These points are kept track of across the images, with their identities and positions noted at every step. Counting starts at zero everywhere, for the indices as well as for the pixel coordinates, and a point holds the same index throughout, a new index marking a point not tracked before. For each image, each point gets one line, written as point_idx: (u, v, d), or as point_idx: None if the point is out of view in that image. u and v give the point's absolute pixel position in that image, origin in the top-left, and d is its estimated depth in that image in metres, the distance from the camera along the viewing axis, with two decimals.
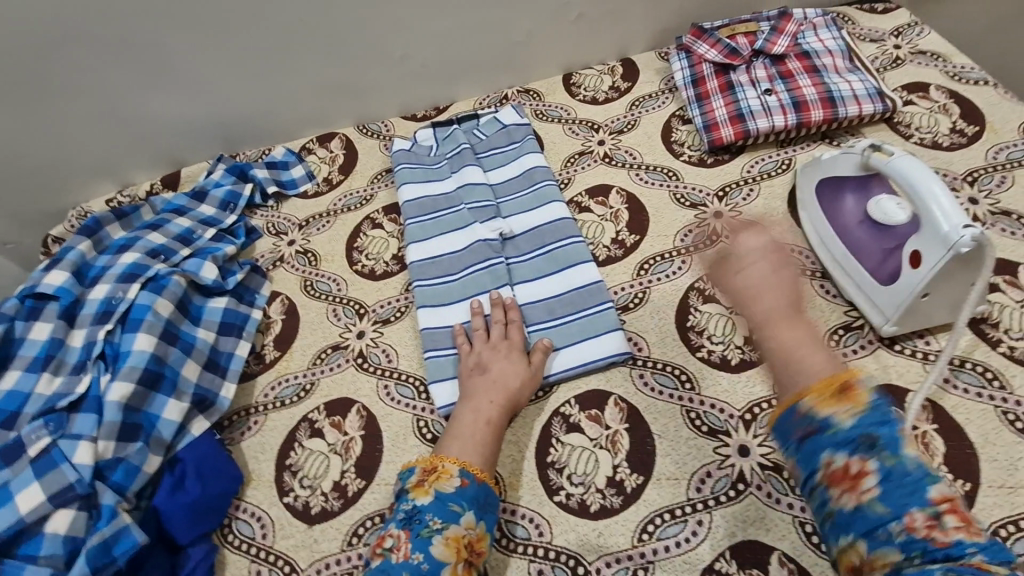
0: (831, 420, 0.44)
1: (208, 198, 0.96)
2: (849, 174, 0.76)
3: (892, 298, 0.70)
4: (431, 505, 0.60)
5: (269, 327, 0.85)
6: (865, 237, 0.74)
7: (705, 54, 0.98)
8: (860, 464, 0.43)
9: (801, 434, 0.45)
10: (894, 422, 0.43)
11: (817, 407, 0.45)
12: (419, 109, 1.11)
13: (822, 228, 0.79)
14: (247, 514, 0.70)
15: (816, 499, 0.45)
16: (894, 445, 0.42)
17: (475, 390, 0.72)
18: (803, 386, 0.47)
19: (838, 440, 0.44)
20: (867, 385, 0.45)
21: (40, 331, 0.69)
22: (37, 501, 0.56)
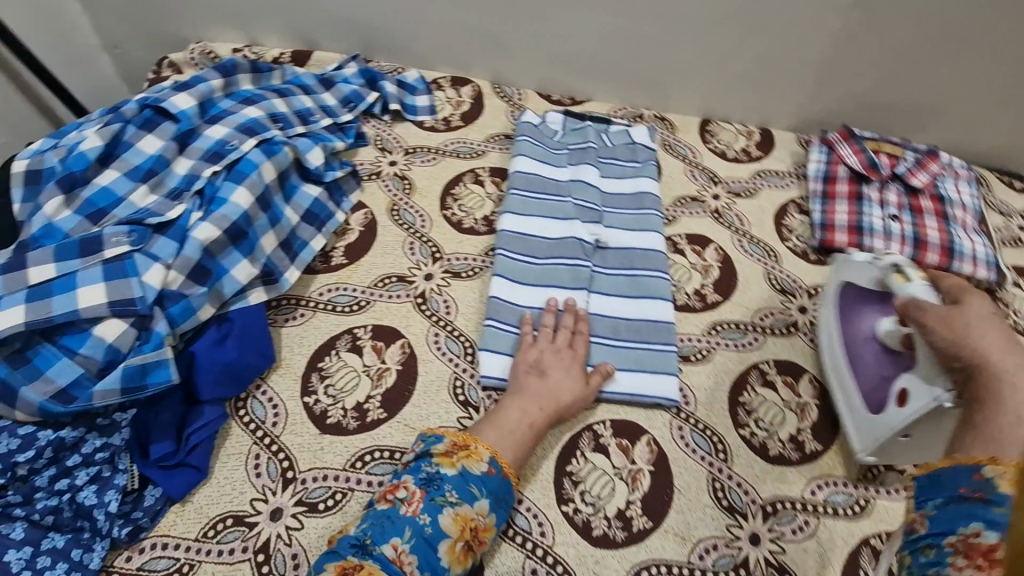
0: (1008, 500, 0.42)
1: (334, 89, 0.96)
2: (868, 287, 0.74)
3: (873, 429, 0.68)
4: (453, 478, 0.61)
5: (344, 233, 0.84)
6: (871, 360, 0.72)
7: (846, 157, 0.98)
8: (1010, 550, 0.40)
9: (965, 493, 0.44)
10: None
11: (1003, 483, 0.42)
12: (554, 92, 1.10)
13: (830, 332, 0.78)
14: (264, 397, 0.69)
15: (928, 551, 0.44)
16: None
17: (528, 389, 0.71)
18: (995, 453, 0.44)
19: (1002, 520, 0.41)
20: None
21: (150, 143, 0.67)
22: (98, 301, 0.55)
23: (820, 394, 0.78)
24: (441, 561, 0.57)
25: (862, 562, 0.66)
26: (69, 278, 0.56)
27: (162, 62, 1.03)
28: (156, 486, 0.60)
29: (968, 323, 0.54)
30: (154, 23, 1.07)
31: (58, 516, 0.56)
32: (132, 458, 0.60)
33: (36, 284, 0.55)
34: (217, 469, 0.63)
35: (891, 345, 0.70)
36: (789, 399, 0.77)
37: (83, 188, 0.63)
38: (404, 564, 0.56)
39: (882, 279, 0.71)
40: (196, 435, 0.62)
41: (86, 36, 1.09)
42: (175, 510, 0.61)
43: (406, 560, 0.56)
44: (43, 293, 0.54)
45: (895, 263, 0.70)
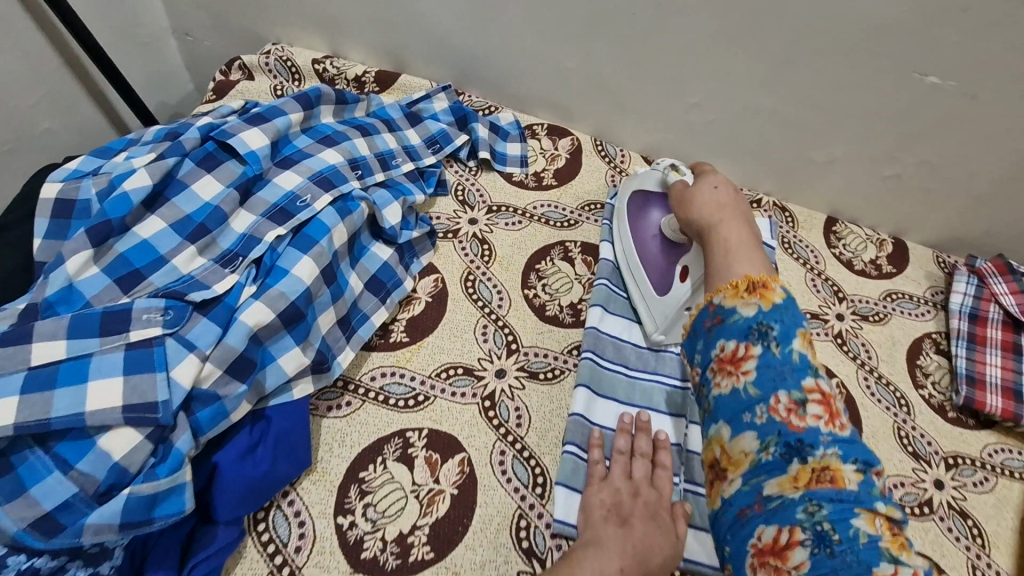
0: (734, 312, 0.49)
1: (420, 127, 0.84)
2: (653, 189, 0.78)
3: (664, 307, 0.73)
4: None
5: (409, 304, 0.72)
6: (655, 249, 0.76)
7: (1001, 296, 0.82)
8: (746, 349, 0.47)
9: (708, 326, 0.51)
10: (793, 323, 0.48)
11: (723, 301, 0.50)
12: (664, 159, 0.96)
13: (624, 232, 0.80)
14: (290, 509, 0.57)
15: (705, 391, 0.49)
16: (783, 337, 0.47)
17: (601, 535, 0.55)
18: (719, 285, 0.52)
19: (733, 328, 0.48)
20: (782, 290, 0.49)
21: (208, 188, 0.55)
22: (110, 405, 0.43)
23: None
24: None
25: None
26: (80, 367, 0.43)
27: (235, 62, 0.93)
28: None
29: (689, 198, 0.64)
30: (233, 16, 0.96)
31: None
32: None
33: (36, 370, 0.43)
34: None
35: (671, 235, 0.74)
36: None
37: (118, 237, 0.50)
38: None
39: (665, 179, 0.77)
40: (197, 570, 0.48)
41: (157, 17, 0.98)
42: None
43: None
44: (43, 385, 0.42)
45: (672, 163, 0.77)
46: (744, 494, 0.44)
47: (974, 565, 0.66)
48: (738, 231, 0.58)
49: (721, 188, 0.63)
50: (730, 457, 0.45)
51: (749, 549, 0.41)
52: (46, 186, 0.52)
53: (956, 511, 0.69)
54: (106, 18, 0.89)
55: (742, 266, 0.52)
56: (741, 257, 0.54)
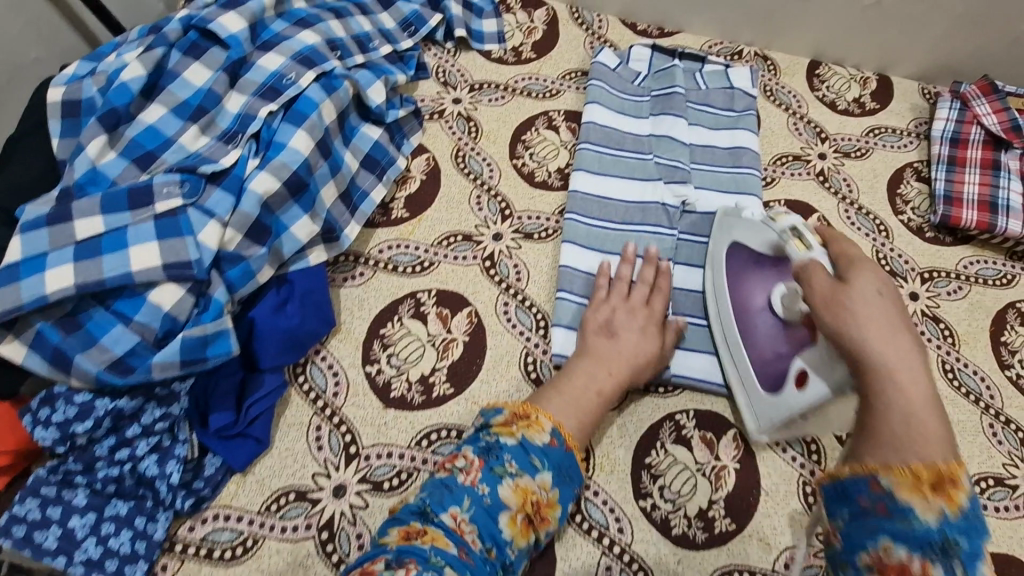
0: (910, 510, 0.40)
1: (393, 10, 0.84)
2: (759, 250, 0.65)
3: (770, 410, 0.62)
4: (512, 448, 0.54)
5: (406, 182, 0.76)
6: (763, 327, 0.63)
7: (983, 116, 0.83)
8: (923, 567, 0.38)
9: (864, 505, 0.42)
10: (979, 537, 0.39)
11: (898, 490, 0.41)
12: (642, 21, 0.95)
13: (720, 296, 0.69)
14: (324, 363, 0.65)
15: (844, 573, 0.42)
16: (973, 562, 0.38)
17: (597, 351, 0.64)
18: (890, 464, 0.41)
19: (910, 534, 0.39)
20: (968, 486, 0.40)
21: (197, 74, 0.59)
22: (152, 264, 0.49)
23: None
24: (502, 533, 0.51)
25: None
26: (119, 234, 0.50)
27: None
28: (215, 455, 0.57)
29: (852, 311, 0.46)
30: None
31: (121, 484, 0.54)
32: (191, 427, 0.56)
33: (83, 240, 0.49)
34: (277, 439, 0.60)
35: (787, 315, 0.62)
36: None
37: (126, 126, 0.55)
38: (466, 534, 0.50)
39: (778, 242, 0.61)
40: (256, 406, 0.58)
41: None
42: (237, 480, 0.58)
43: (466, 529, 0.50)
44: (93, 251, 0.49)
45: (792, 225, 0.59)
46: None
47: (942, 360, 0.73)
48: (918, 378, 0.43)
49: (886, 297, 0.47)
50: None
51: None
52: (51, 90, 0.56)
53: (928, 317, 0.75)
54: None
55: (931, 448, 0.41)
56: (931, 433, 0.42)
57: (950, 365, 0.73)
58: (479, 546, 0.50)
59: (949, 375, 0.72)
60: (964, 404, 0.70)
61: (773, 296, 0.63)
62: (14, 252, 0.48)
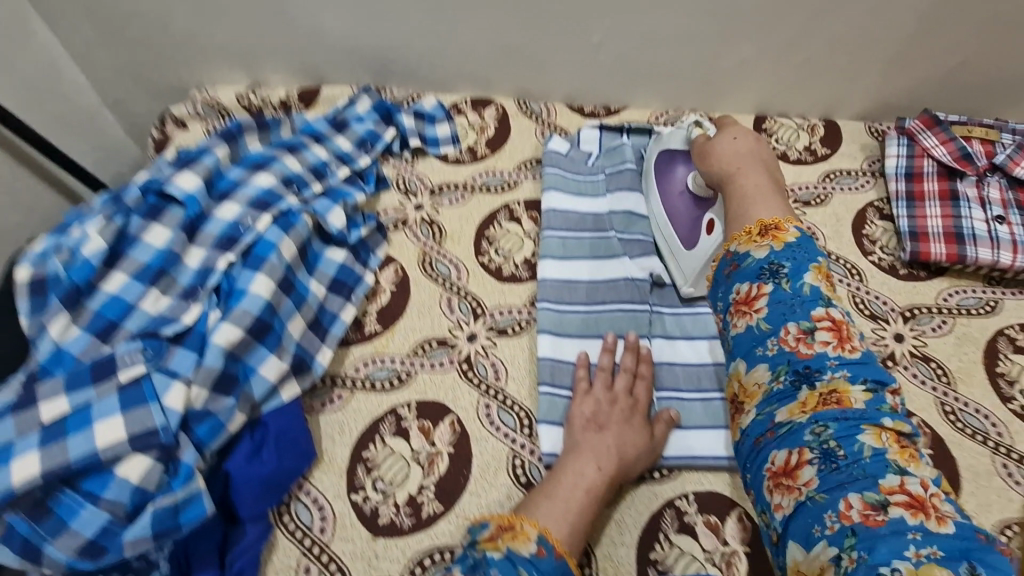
0: (748, 255, 0.58)
1: (348, 131, 0.88)
2: (679, 148, 0.79)
3: (690, 261, 0.75)
4: (500, 562, 0.50)
5: (376, 296, 0.77)
6: (680, 206, 0.78)
7: (932, 149, 0.85)
8: (760, 289, 0.56)
9: (726, 272, 0.60)
10: (800, 262, 0.56)
11: (738, 245, 0.60)
12: (588, 103, 0.99)
13: (651, 194, 0.82)
14: (308, 498, 0.63)
15: (725, 328, 0.59)
16: (794, 274, 0.55)
17: (584, 445, 0.63)
18: (733, 234, 0.61)
19: (747, 271, 0.57)
20: (791, 231, 0.58)
21: (157, 236, 0.61)
22: (117, 439, 0.49)
23: (930, 440, 0.68)
24: None
25: None
26: (84, 412, 0.50)
27: (165, 116, 0.96)
28: None
29: (714, 151, 0.70)
30: (151, 78, 1.01)
31: None
32: None
33: (48, 423, 0.50)
34: None
35: (700, 191, 0.75)
36: None
37: (90, 298, 0.57)
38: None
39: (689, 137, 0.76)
40: (239, 560, 0.56)
41: None
42: None
43: None
44: (57, 434, 0.49)
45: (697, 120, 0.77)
46: (759, 423, 0.52)
47: (941, 401, 0.71)
48: (754, 175, 0.66)
49: (740, 138, 0.69)
50: (746, 386, 0.55)
51: (765, 473, 0.50)
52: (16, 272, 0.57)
53: (918, 357, 0.74)
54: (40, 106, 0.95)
55: (759, 210, 0.61)
56: (763, 203, 0.62)
57: (950, 405, 0.70)
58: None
59: (950, 415, 0.70)
60: (972, 446, 0.68)
61: (689, 179, 0.77)
62: None
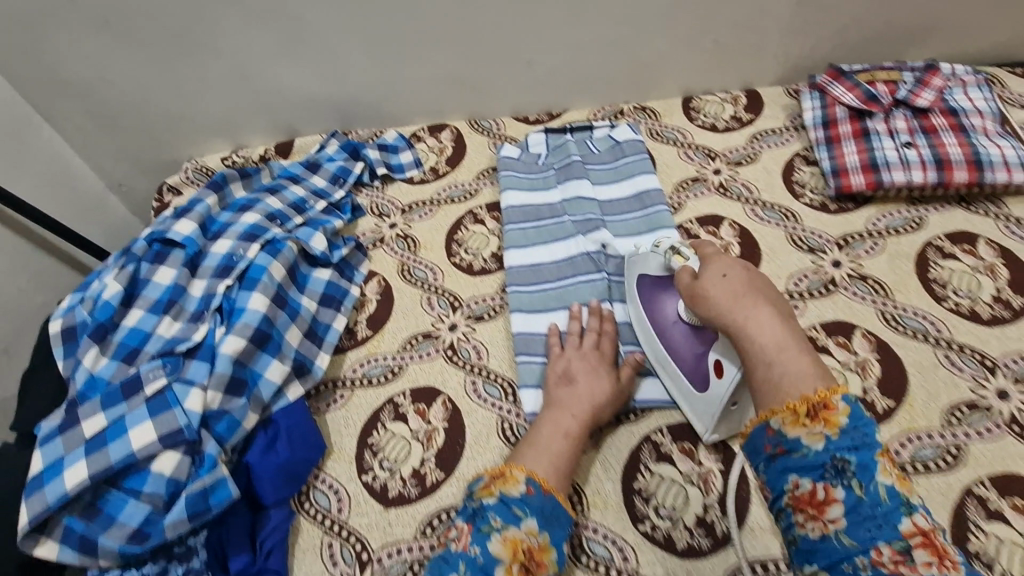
0: (801, 443, 0.51)
1: (321, 170, 0.99)
2: (660, 275, 0.74)
3: (708, 407, 0.66)
4: (494, 505, 0.58)
5: (363, 305, 0.86)
6: (679, 338, 0.70)
7: (841, 96, 0.94)
8: (826, 490, 0.49)
9: (770, 451, 0.52)
10: (864, 450, 0.49)
11: (788, 429, 0.51)
12: (532, 112, 1.10)
13: (642, 327, 0.75)
14: (325, 485, 0.70)
15: (784, 520, 0.52)
16: (863, 475, 0.48)
17: (561, 399, 0.69)
18: (772, 406, 0.53)
19: (806, 464, 0.50)
20: (843, 407, 0.50)
21: (164, 275, 0.71)
22: (149, 440, 0.58)
23: (876, 346, 0.75)
24: None
25: (969, 514, 0.62)
26: (119, 423, 0.59)
27: (162, 188, 1.08)
28: None
29: (704, 294, 0.61)
30: (147, 158, 1.14)
31: None
32: None
33: (91, 436, 0.58)
34: (296, 568, 0.64)
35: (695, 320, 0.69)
36: (846, 360, 0.74)
37: (114, 332, 0.67)
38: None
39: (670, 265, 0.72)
40: (269, 540, 0.64)
41: (91, 182, 1.16)
42: None
43: None
44: (99, 444, 0.57)
45: (672, 245, 0.72)
46: None
47: (881, 311, 0.77)
48: (765, 325, 0.56)
49: (730, 274, 0.61)
50: None
51: None
52: (51, 324, 0.67)
53: (856, 278, 0.81)
54: (53, 198, 1.08)
55: (798, 382, 0.52)
56: (790, 364, 0.53)
57: (890, 313, 0.77)
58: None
59: (891, 321, 0.76)
60: (915, 345, 0.74)
61: (679, 307, 0.71)
62: (37, 465, 0.57)
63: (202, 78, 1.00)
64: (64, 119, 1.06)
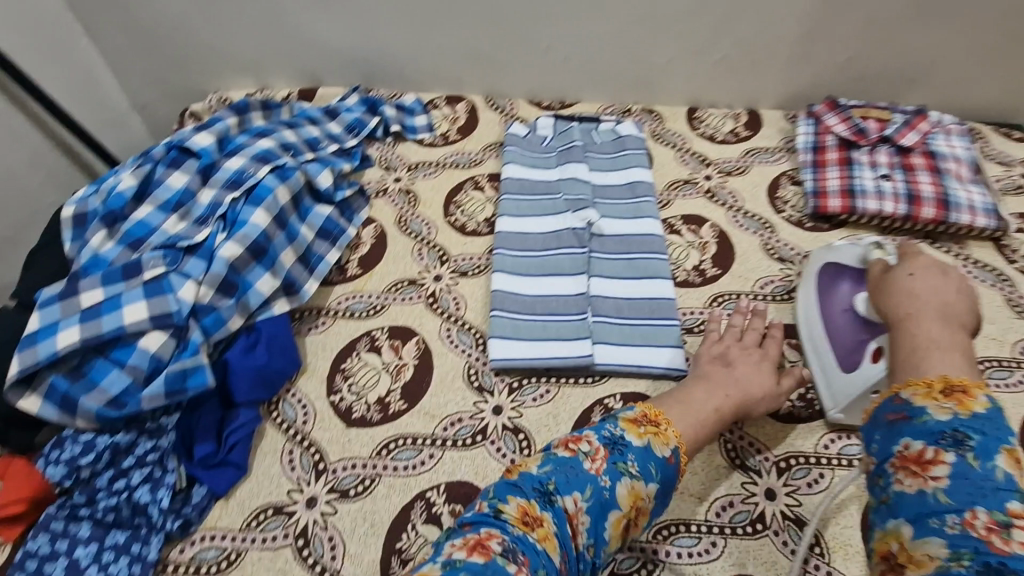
0: (925, 411, 0.47)
1: (339, 118, 1.05)
2: (849, 264, 0.75)
3: (847, 388, 0.70)
4: (637, 449, 0.56)
5: (357, 246, 0.91)
6: (844, 325, 0.73)
7: (833, 126, 1.00)
8: (936, 453, 0.45)
9: (891, 418, 0.48)
10: (995, 436, 0.45)
11: (914, 397, 0.48)
12: (546, 98, 1.16)
13: (811, 305, 0.78)
14: (294, 399, 0.74)
15: (879, 483, 0.47)
16: (984, 451, 0.44)
17: (714, 375, 0.70)
18: (909, 379, 0.50)
19: (923, 429, 0.46)
20: (984, 398, 0.46)
21: (177, 180, 0.78)
22: (140, 317, 0.64)
23: None
24: (606, 531, 0.53)
25: None
26: (115, 299, 0.65)
27: (185, 113, 1.13)
28: (201, 484, 0.65)
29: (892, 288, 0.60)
30: (173, 84, 1.19)
31: (118, 514, 0.62)
32: (178, 459, 0.65)
33: (87, 307, 0.64)
34: (255, 466, 0.68)
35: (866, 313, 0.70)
36: (796, 360, 0.79)
37: (123, 222, 0.73)
38: (579, 523, 0.52)
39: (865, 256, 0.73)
40: (234, 435, 0.68)
41: (117, 98, 1.20)
42: (220, 505, 0.65)
43: (580, 518, 0.52)
44: (93, 314, 0.63)
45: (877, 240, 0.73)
46: None
47: None
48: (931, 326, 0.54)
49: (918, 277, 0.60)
50: (909, 556, 0.43)
51: None
52: (64, 207, 0.72)
53: None
54: (78, 105, 1.12)
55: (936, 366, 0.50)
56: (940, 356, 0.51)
57: None
58: (581, 538, 0.52)
59: None
60: None
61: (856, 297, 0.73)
62: (35, 323, 0.63)
63: (238, 14, 1.06)
64: (102, 34, 1.10)
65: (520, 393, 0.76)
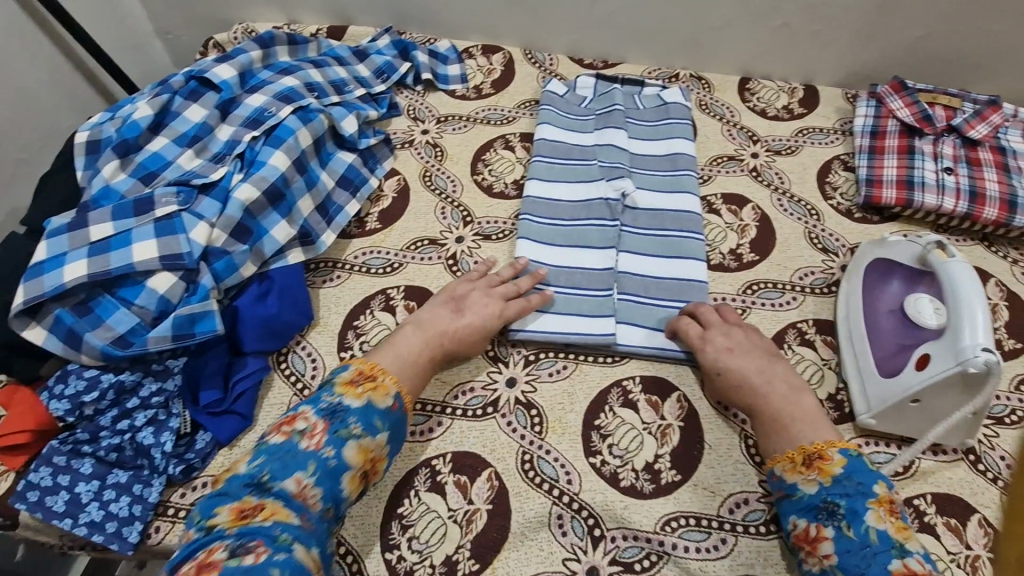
0: (797, 487, 0.58)
1: (368, 61, 0.99)
2: (903, 262, 0.72)
3: (882, 392, 0.67)
4: (357, 410, 0.58)
5: (378, 199, 0.87)
6: (888, 326, 0.70)
7: (897, 110, 0.92)
8: (819, 528, 0.55)
9: (774, 494, 0.60)
10: (856, 497, 0.55)
11: (784, 474, 0.59)
12: (587, 56, 1.08)
13: (851, 301, 0.75)
14: (304, 352, 0.72)
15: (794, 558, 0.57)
16: (854, 518, 0.53)
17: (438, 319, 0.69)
18: (776, 455, 0.60)
19: (801, 505, 0.57)
20: (837, 458, 0.57)
21: (195, 113, 0.74)
22: (150, 256, 0.62)
23: None
24: (342, 492, 0.55)
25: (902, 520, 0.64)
26: (125, 235, 0.62)
27: (208, 43, 1.08)
28: (206, 431, 0.64)
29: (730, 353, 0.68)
30: (198, 10, 1.13)
31: (121, 453, 0.61)
32: (184, 404, 0.64)
33: (97, 241, 0.62)
34: (261, 417, 0.66)
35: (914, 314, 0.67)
36: (829, 359, 0.74)
37: (137, 153, 0.70)
38: (308, 498, 0.53)
39: (923, 256, 0.69)
40: (240, 384, 0.66)
41: (140, 22, 1.15)
42: (223, 453, 0.64)
43: (309, 494, 0.53)
44: (102, 249, 0.61)
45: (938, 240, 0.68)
46: None
47: None
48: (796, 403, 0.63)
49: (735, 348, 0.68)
50: None
51: None
52: (77, 133, 0.68)
53: None
54: (101, 27, 1.08)
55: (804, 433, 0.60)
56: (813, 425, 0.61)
57: None
58: (317, 507, 0.54)
59: None
60: None
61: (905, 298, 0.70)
62: (42, 253, 0.61)
63: None
64: None
65: (536, 366, 0.73)
